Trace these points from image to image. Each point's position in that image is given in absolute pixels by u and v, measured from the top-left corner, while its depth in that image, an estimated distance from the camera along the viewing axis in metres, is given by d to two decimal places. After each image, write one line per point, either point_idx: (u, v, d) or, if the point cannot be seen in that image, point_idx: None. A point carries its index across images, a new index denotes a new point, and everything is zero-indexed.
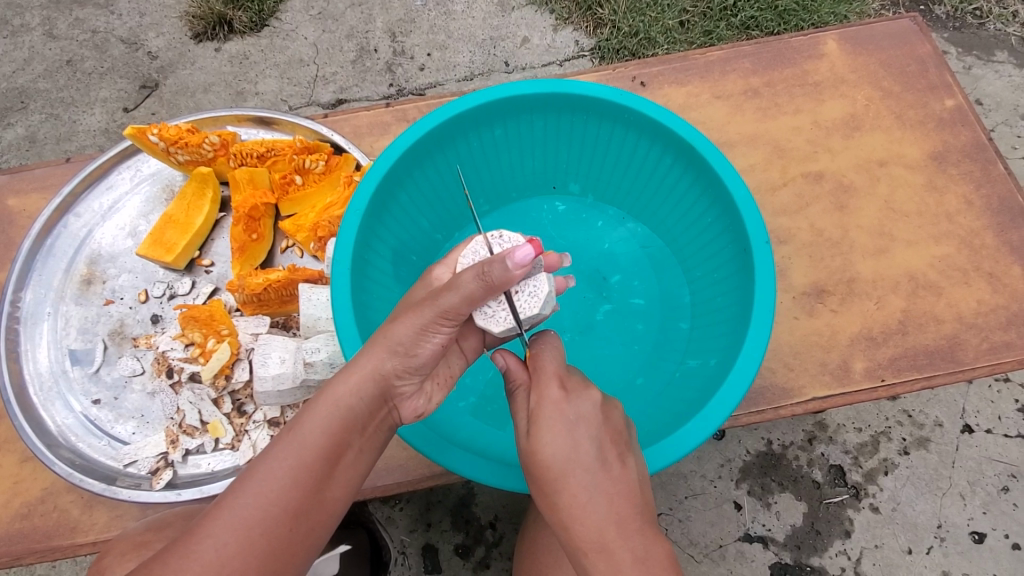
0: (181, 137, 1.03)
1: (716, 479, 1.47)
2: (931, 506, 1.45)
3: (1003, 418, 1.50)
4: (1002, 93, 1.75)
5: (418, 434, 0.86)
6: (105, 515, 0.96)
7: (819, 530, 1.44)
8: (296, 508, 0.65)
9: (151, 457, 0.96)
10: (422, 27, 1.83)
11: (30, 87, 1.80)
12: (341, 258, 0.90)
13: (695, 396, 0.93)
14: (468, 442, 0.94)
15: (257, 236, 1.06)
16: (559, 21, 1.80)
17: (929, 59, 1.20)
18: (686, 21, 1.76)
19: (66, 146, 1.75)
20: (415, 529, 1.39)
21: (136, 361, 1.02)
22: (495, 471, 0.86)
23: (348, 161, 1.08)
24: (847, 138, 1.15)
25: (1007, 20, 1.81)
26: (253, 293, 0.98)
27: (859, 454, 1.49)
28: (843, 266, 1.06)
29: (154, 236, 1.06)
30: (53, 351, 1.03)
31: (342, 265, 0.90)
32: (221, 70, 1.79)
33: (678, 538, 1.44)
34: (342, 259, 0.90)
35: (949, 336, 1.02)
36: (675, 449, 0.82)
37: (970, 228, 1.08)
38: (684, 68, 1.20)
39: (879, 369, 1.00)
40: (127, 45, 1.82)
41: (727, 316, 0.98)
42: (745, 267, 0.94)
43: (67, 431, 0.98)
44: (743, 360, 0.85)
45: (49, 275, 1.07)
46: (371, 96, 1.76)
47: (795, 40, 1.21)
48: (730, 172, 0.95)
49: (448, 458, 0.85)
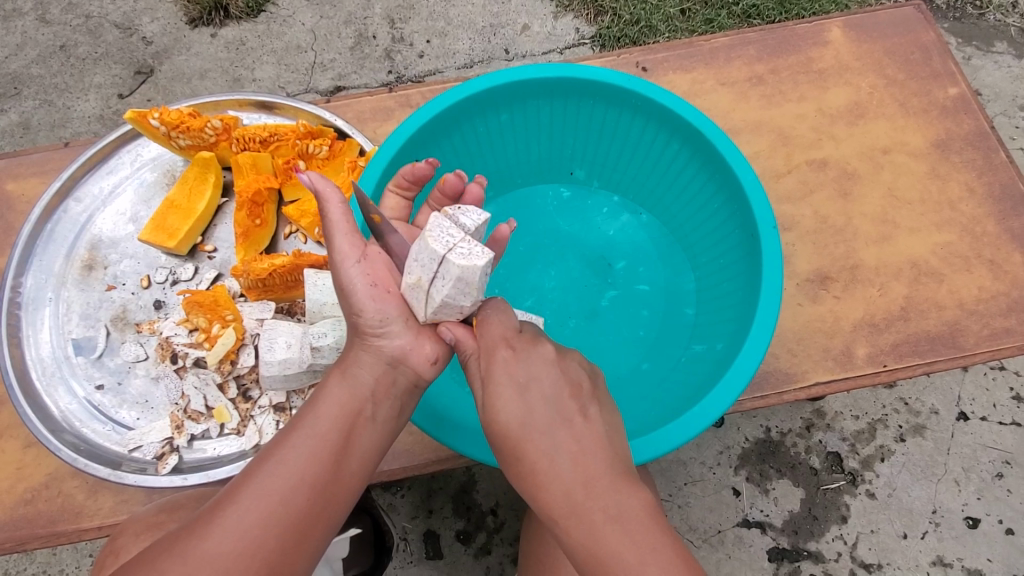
0: (183, 121, 1.02)
1: (715, 466, 1.48)
2: (927, 491, 1.47)
3: (997, 405, 1.52)
4: (1001, 84, 1.76)
5: (430, 421, 0.87)
6: (111, 501, 0.96)
7: (817, 515, 1.46)
8: (308, 492, 0.65)
9: (156, 442, 0.96)
10: (422, 13, 1.81)
11: (23, 72, 1.77)
12: None
13: (701, 382, 0.94)
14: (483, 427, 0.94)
15: (260, 221, 1.05)
16: (560, 8, 1.79)
17: (932, 47, 1.20)
18: (687, 9, 1.75)
19: (60, 133, 1.73)
20: (417, 516, 1.40)
21: (139, 346, 1.02)
22: None
23: (351, 146, 1.07)
24: (850, 126, 1.15)
25: (1006, 12, 1.81)
26: (258, 279, 0.98)
27: (856, 442, 1.50)
28: (846, 253, 1.06)
29: (156, 221, 1.05)
30: (55, 337, 1.02)
31: None
32: (217, 56, 1.77)
33: (677, 524, 1.45)
34: None
35: (950, 322, 1.03)
36: (681, 433, 0.83)
37: (972, 216, 1.09)
38: (689, 55, 1.19)
39: (881, 355, 1.01)
40: (121, 31, 1.80)
41: (734, 302, 0.98)
42: (752, 251, 0.94)
43: (71, 417, 0.98)
44: (751, 344, 0.86)
45: (50, 260, 1.06)
46: (370, 83, 1.75)
47: (800, 27, 1.21)
48: (738, 158, 0.95)
49: (464, 445, 0.85)
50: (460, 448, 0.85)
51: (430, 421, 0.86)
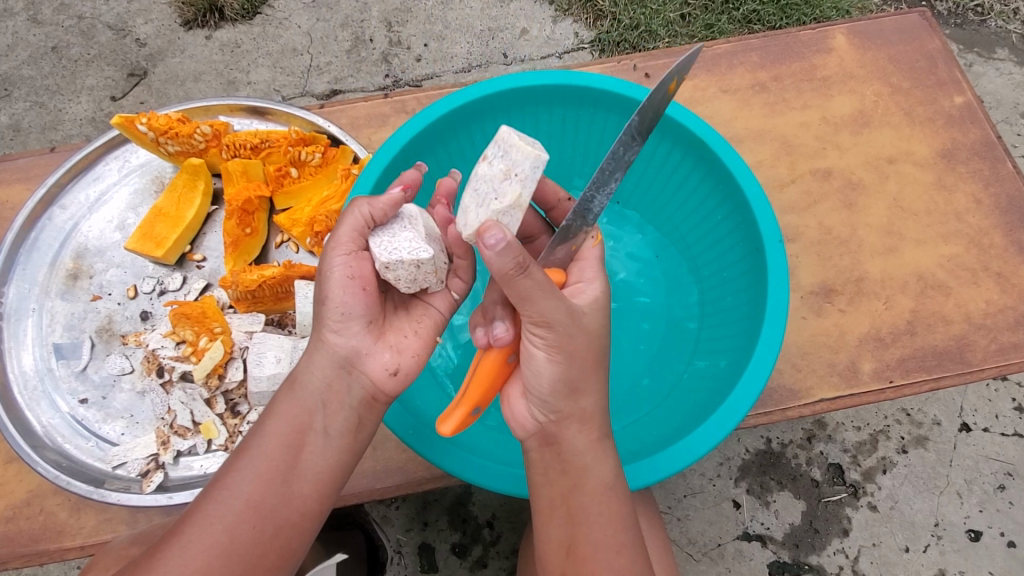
0: (171, 127, 1.00)
1: (714, 478, 1.46)
2: (928, 504, 1.45)
3: (999, 416, 1.50)
4: (1002, 91, 1.74)
5: (405, 425, 0.83)
6: (93, 519, 0.93)
7: (817, 529, 1.43)
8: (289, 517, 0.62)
9: (140, 459, 0.93)
10: (419, 17, 1.79)
11: (14, 73, 1.74)
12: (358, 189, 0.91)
13: (706, 399, 0.91)
14: (457, 437, 0.90)
15: (251, 230, 1.02)
16: (559, 12, 1.77)
17: (938, 55, 1.18)
18: (687, 14, 1.73)
19: (51, 135, 1.70)
20: (411, 528, 1.37)
21: (125, 359, 0.99)
22: (481, 469, 0.82)
23: (345, 153, 1.04)
24: (855, 135, 1.13)
25: (1008, 18, 1.79)
26: (247, 290, 0.96)
27: (857, 453, 1.48)
28: (851, 265, 1.04)
29: (143, 229, 1.02)
30: (38, 350, 0.99)
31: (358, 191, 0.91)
32: (212, 59, 1.74)
33: (677, 536, 1.42)
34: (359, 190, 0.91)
35: (957, 337, 1.00)
36: (680, 458, 0.80)
37: (978, 228, 1.07)
38: (691, 61, 1.17)
39: (887, 371, 0.98)
40: (115, 32, 1.77)
41: (737, 316, 0.95)
42: (757, 266, 0.92)
43: (53, 432, 0.95)
44: (756, 364, 0.83)
45: (34, 270, 1.03)
46: (366, 87, 1.72)
47: (803, 34, 1.19)
48: (742, 168, 0.93)
49: (432, 451, 0.81)
50: (419, 448, 0.81)
51: (399, 417, 0.83)
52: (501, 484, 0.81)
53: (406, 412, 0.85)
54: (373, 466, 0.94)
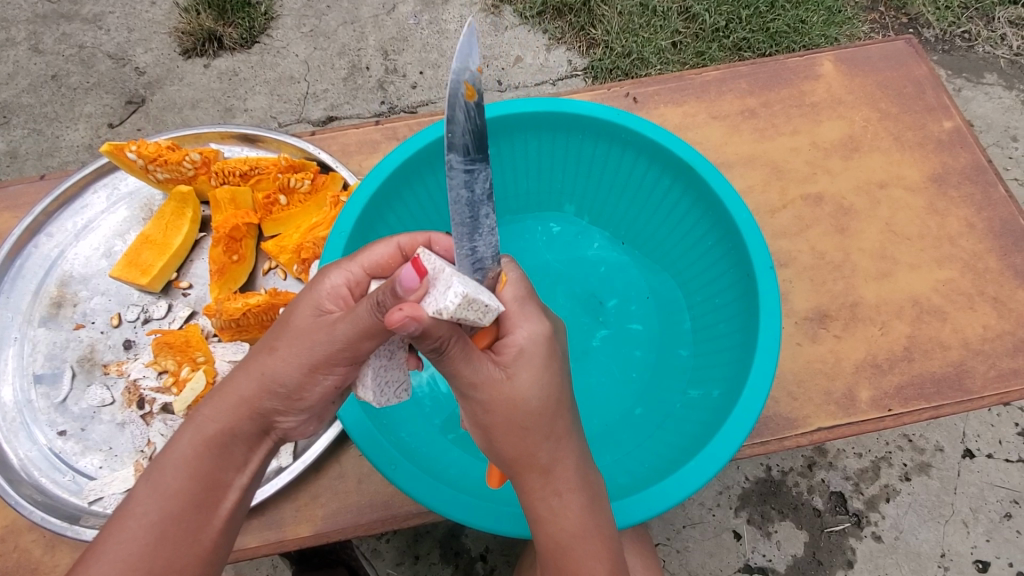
0: (160, 154, 1.00)
1: (714, 508, 1.42)
2: (934, 534, 1.41)
3: (1003, 442, 1.47)
4: (992, 115, 1.76)
5: (386, 458, 0.80)
6: (67, 557, 0.89)
7: (821, 561, 1.39)
8: None
9: (118, 494, 0.90)
10: (415, 45, 1.81)
11: (14, 101, 1.75)
12: (333, 247, 0.90)
13: (700, 429, 0.88)
14: (442, 472, 0.87)
15: (238, 257, 1.01)
16: (553, 40, 1.79)
17: (925, 81, 1.19)
18: (679, 42, 1.76)
19: (47, 162, 1.70)
20: (402, 562, 1.33)
21: (105, 390, 0.96)
22: (464, 505, 0.79)
23: (334, 180, 1.04)
24: (845, 159, 1.13)
25: (995, 43, 1.82)
26: (231, 319, 0.94)
27: (860, 481, 1.45)
28: (846, 290, 1.03)
29: (130, 257, 1.01)
30: (19, 380, 0.97)
31: (334, 247, 0.90)
32: (209, 87, 1.75)
33: (676, 570, 1.38)
34: (334, 247, 0.90)
35: (956, 363, 0.99)
36: (672, 494, 0.78)
37: (973, 252, 1.06)
38: (680, 88, 1.18)
39: (886, 399, 0.96)
40: (114, 61, 1.79)
41: (730, 344, 0.94)
42: (748, 292, 0.91)
43: (30, 466, 0.92)
44: (749, 393, 0.81)
45: (18, 298, 1.02)
46: (362, 114, 1.74)
47: (791, 61, 1.20)
48: (731, 194, 0.92)
49: (413, 485, 0.79)
50: (400, 482, 0.78)
51: (380, 450, 0.80)
52: (485, 521, 0.78)
53: (388, 442, 0.82)
54: (358, 500, 0.91)
